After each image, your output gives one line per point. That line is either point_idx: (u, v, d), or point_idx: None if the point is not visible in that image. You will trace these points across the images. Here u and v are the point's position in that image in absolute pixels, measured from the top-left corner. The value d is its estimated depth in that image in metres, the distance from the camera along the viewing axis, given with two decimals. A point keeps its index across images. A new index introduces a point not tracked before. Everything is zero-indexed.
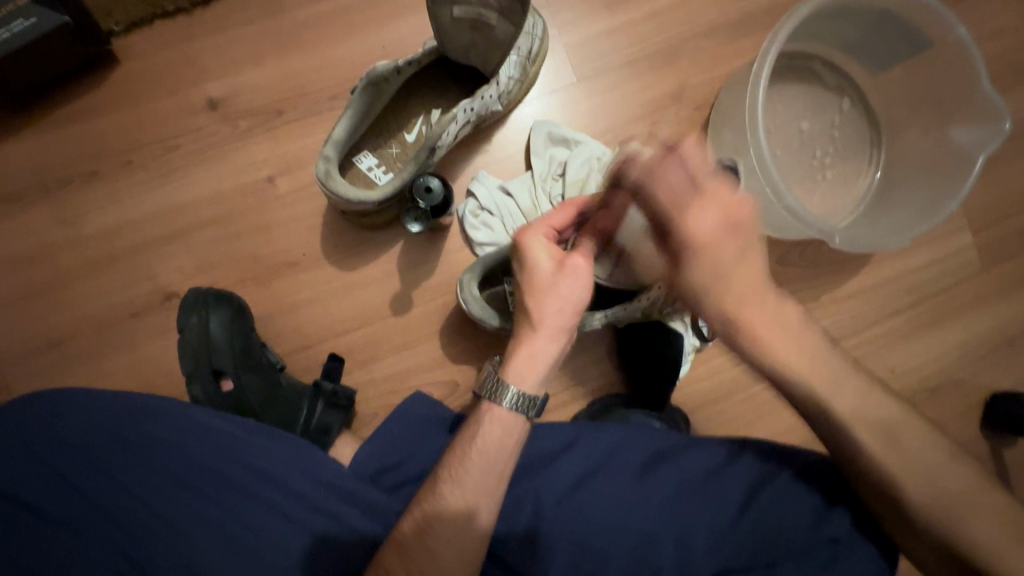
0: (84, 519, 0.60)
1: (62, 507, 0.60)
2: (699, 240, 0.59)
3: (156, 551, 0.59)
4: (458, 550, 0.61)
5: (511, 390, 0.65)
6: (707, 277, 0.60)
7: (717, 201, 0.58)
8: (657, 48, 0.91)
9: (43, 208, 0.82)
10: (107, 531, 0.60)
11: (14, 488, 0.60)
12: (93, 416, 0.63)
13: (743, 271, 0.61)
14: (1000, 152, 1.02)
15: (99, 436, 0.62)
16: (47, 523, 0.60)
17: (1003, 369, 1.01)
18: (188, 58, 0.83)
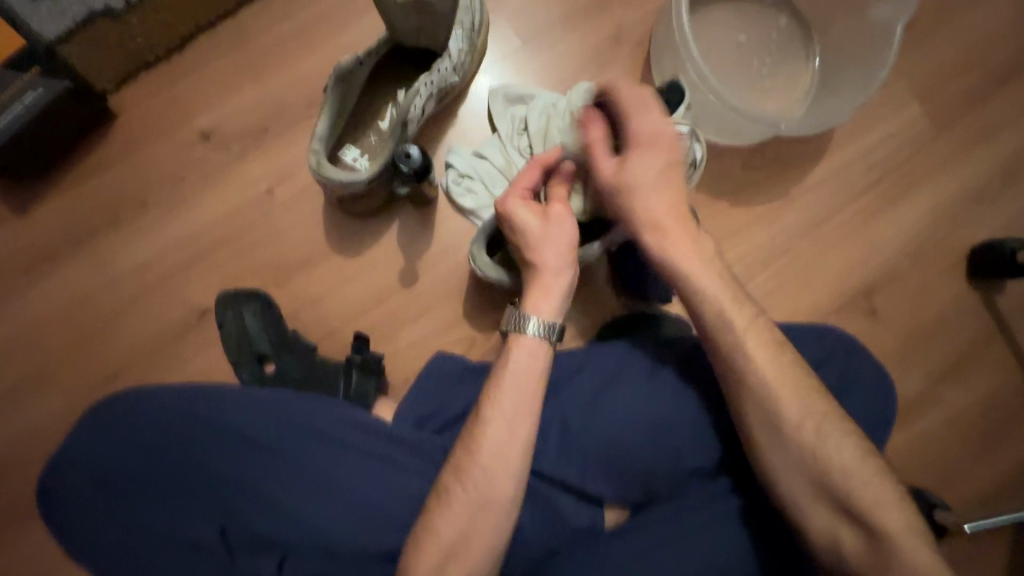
0: (178, 484, 0.69)
1: (157, 478, 0.70)
2: (639, 135, 0.72)
3: (244, 501, 0.69)
4: (504, 464, 0.66)
5: (533, 319, 0.71)
6: (645, 169, 0.71)
7: (655, 121, 0.72)
8: (589, 2, 0.99)
9: (79, 256, 0.91)
10: (200, 491, 0.69)
11: (117, 467, 0.70)
12: (165, 399, 0.72)
13: (657, 173, 0.72)
14: (929, 23, 1.08)
15: (173, 415, 0.71)
16: (149, 491, 0.69)
17: (977, 223, 1.07)
18: (176, 100, 0.92)
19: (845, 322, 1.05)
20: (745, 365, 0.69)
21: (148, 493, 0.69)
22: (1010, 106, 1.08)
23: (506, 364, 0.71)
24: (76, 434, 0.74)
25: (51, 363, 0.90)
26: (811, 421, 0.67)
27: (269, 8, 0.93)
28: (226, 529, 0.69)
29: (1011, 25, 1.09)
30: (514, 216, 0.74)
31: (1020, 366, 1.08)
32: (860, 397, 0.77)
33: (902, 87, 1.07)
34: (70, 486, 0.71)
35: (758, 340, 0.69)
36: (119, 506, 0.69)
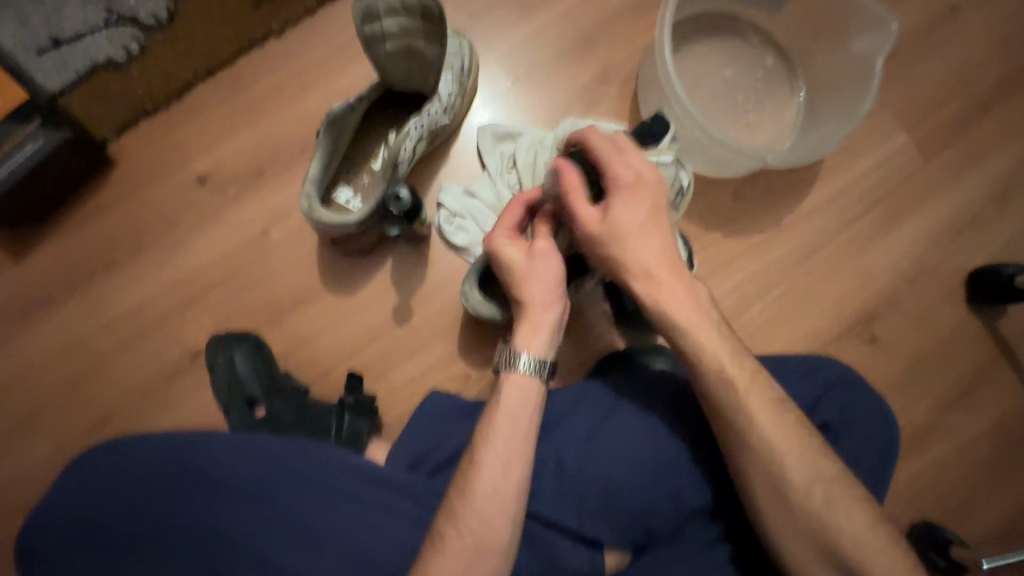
0: (161, 535, 0.67)
1: (139, 530, 0.67)
2: (625, 181, 0.69)
3: (229, 552, 0.67)
4: (499, 506, 0.64)
5: (524, 357, 0.70)
6: (632, 216, 0.68)
7: (635, 166, 0.69)
8: (576, 42, 1.01)
9: (73, 300, 0.91)
10: (184, 542, 0.67)
11: (99, 518, 0.68)
12: (153, 447, 0.71)
13: (645, 218, 0.69)
14: (913, 53, 1.10)
15: (160, 464, 0.69)
16: (130, 544, 0.67)
17: (973, 248, 1.07)
18: (173, 146, 0.94)
19: (846, 351, 1.04)
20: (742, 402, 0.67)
21: (128, 546, 0.67)
22: (997, 133, 1.10)
23: (497, 403, 0.70)
24: (58, 484, 0.72)
25: (44, 408, 0.89)
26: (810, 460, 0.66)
27: (263, 55, 0.95)
28: None
29: (992, 53, 1.11)
30: (500, 253, 0.74)
31: None
32: (862, 431, 0.75)
33: (889, 116, 1.08)
34: (48, 538, 0.69)
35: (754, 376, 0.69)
36: (97, 559, 0.67)
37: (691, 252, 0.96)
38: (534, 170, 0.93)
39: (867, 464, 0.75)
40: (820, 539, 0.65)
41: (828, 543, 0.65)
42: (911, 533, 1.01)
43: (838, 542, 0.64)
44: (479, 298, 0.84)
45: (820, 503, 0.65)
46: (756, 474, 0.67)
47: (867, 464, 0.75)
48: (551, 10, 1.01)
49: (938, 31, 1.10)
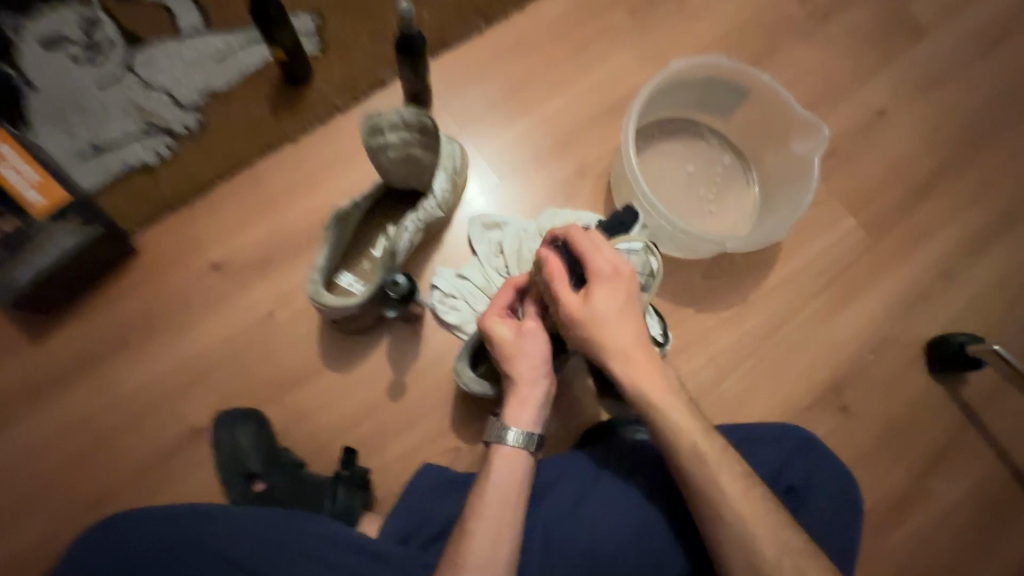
0: None
1: None
2: (601, 272, 0.75)
3: None
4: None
5: (513, 429, 0.76)
6: (607, 303, 0.75)
7: (610, 258, 0.76)
8: (555, 143, 1.16)
9: (84, 381, 0.97)
10: None
11: None
12: (160, 518, 0.73)
13: (620, 306, 0.75)
14: (853, 148, 1.24)
15: (166, 536, 0.72)
16: None
17: (926, 320, 1.16)
18: (191, 236, 1.03)
19: (818, 419, 1.09)
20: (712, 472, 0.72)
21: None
22: (934, 216, 1.22)
23: (488, 474, 0.74)
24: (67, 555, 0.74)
25: (48, 486, 0.92)
26: (776, 533, 0.69)
27: (278, 157, 1.07)
28: None
29: (922, 146, 1.26)
30: (491, 332, 0.81)
31: (998, 456, 1.11)
32: (824, 497, 0.80)
33: (836, 203, 1.21)
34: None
35: (724, 446, 0.74)
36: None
37: (665, 326, 1.04)
38: (519, 255, 1.03)
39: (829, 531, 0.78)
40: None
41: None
42: None
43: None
44: (473, 376, 0.90)
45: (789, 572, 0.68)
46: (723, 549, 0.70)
47: (829, 531, 0.79)
48: (532, 117, 1.16)
49: (872, 129, 1.26)
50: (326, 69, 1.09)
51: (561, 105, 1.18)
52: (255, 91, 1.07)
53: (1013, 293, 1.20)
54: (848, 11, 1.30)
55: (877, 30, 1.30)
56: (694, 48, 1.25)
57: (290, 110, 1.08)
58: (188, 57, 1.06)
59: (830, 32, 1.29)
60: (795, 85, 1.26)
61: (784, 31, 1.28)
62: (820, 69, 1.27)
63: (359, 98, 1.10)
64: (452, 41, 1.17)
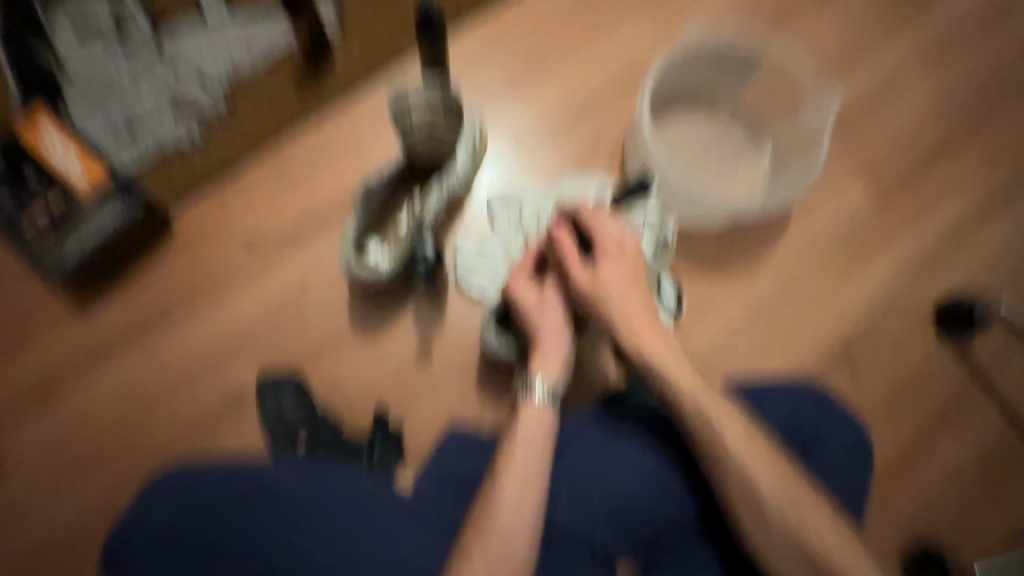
0: (222, 543, 0.74)
1: (203, 539, 0.75)
2: (605, 244, 0.86)
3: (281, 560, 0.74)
4: (519, 523, 0.72)
5: (538, 384, 0.81)
6: (613, 272, 0.85)
7: (613, 232, 0.87)
8: (570, 118, 1.19)
9: (130, 350, 1.02)
10: (241, 551, 0.74)
11: (170, 527, 0.76)
12: (222, 469, 0.79)
13: (624, 273, 0.86)
14: (864, 118, 1.26)
15: (227, 484, 0.78)
16: (193, 550, 0.74)
17: (936, 285, 1.19)
18: (223, 213, 1.07)
19: (828, 380, 1.13)
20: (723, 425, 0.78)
21: (196, 558, 0.74)
22: (944, 183, 1.24)
23: (514, 431, 0.79)
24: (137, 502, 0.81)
25: (103, 449, 0.99)
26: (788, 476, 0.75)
27: (303, 136, 1.11)
28: None
29: (933, 114, 1.27)
30: (517, 295, 0.88)
31: (1004, 415, 1.14)
32: (833, 449, 0.84)
33: (846, 171, 1.23)
34: (126, 552, 0.77)
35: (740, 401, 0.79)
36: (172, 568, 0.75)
37: (679, 292, 1.10)
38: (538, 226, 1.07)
39: (838, 480, 0.83)
40: (794, 546, 0.74)
41: (802, 550, 0.74)
42: (906, 553, 1.07)
43: (809, 548, 0.74)
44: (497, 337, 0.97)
45: (790, 515, 0.75)
46: (732, 499, 0.76)
47: (837, 480, 0.84)
48: (548, 93, 1.19)
49: (882, 98, 1.27)
50: (348, 50, 1.13)
51: (576, 81, 1.20)
52: (281, 73, 1.11)
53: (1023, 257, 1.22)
54: None
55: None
56: (706, 22, 1.26)
57: (315, 91, 1.11)
58: (214, 37, 1.09)
59: (841, 3, 1.31)
60: (807, 56, 1.28)
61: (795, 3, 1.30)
62: (831, 39, 1.29)
63: (381, 78, 1.13)
64: (469, 20, 1.20)
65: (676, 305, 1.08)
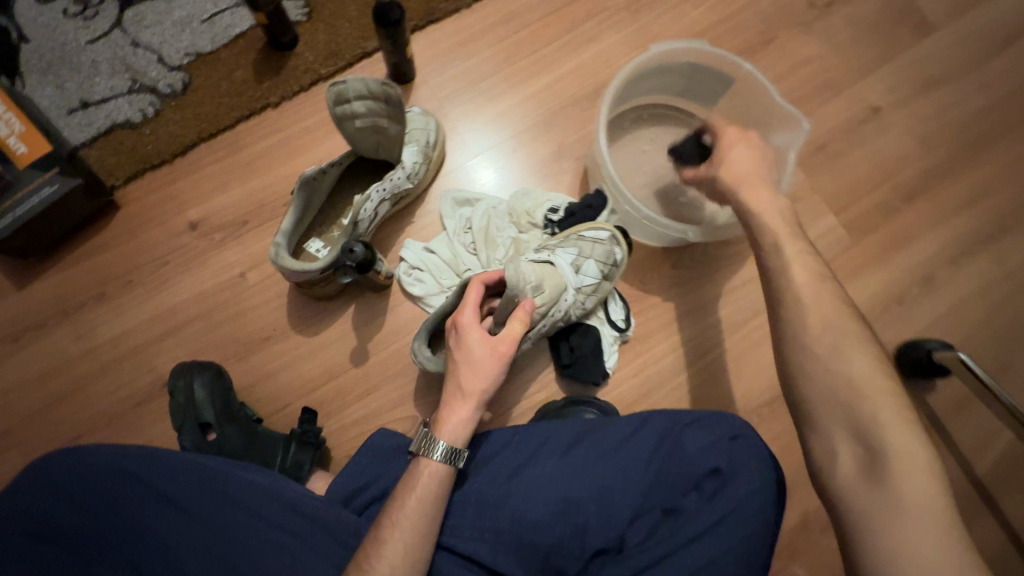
0: (95, 533, 0.70)
1: (76, 526, 0.71)
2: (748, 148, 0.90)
3: (150, 558, 0.69)
4: (403, 548, 0.70)
5: (440, 444, 0.76)
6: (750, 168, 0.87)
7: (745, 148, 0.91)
8: (537, 122, 1.16)
9: (62, 327, 1.01)
10: (112, 542, 0.70)
11: (43, 512, 0.71)
12: (106, 454, 0.76)
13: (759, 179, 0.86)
14: (841, 145, 1.22)
15: (108, 471, 0.74)
16: (64, 539, 0.70)
17: (899, 323, 1.15)
18: (171, 194, 1.06)
19: (778, 415, 1.09)
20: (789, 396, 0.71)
21: (65, 545, 0.70)
22: (920, 219, 1.20)
23: (412, 483, 0.75)
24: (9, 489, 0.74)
25: (24, 424, 0.98)
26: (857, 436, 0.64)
27: (259, 121, 1.09)
28: None
29: (914, 147, 1.23)
30: (456, 333, 0.83)
31: (961, 465, 1.10)
32: (743, 488, 0.74)
33: (818, 200, 1.19)
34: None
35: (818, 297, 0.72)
36: (38, 558, 0.68)
37: (628, 312, 1.09)
38: (487, 232, 1.04)
39: (745, 526, 0.72)
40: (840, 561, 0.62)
41: None
42: None
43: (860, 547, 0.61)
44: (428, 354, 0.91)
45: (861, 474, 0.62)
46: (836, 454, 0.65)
47: (746, 523, 0.72)
48: (515, 95, 1.16)
49: (863, 127, 1.23)
50: (312, 37, 1.10)
51: (546, 84, 1.17)
52: (240, 55, 1.09)
53: (996, 301, 1.17)
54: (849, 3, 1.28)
55: (877, 25, 1.28)
56: (686, 33, 1.23)
57: (274, 75, 1.09)
58: (175, 16, 1.08)
59: (829, 24, 1.27)
60: (789, 75, 1.24)
61: (781, 20, 1.26)
62: (816, 61, 1.25)
63: (341, 67, 1.10)
64: (440, 14, 1.17)
65: (625, 323, 1.07)
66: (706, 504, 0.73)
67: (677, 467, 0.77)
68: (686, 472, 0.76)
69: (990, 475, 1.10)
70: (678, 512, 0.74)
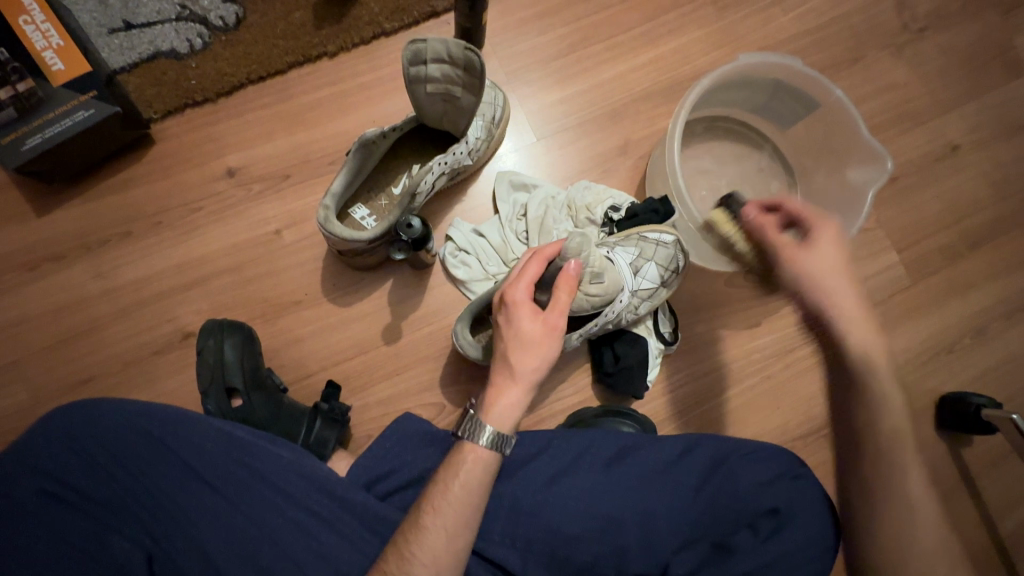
0: (117, 501, 0.66)
1: (97, 491, 0.66)
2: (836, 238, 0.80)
3: (176, 534, 0.65)
4: (448, 538, 0.65)
5: (490, 429, 0.69)
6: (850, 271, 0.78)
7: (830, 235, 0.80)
8: (604, 112, 1.09)
9: (81, 262, 0.95)
10: (137, 513, 0.66)
11: (61, 472, 0.66)
12: (125, 414, 0.70)
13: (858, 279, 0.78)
14: (915, 179, 1.16)
15: (130, 434, 0.68)
16: (84, 505, 0.66)
17: (946, 373, 1.11)
18: (211, 136, 0.99)
19: (812, 450, 1.06)
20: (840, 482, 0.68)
21: (86, 512, 0.65)
22: (983, 267, 1.15)
23: (456, 469, 0.69)
24: (15, 439, 0.69)
25: (33, 358, 0.93)
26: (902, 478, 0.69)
27: (313, 70, 1.01)
28: (155, 561, 0.65)
29: (988, 191, 1.17)
30: (512, 306, 0.74)
31: (986, 523, 1.07)
32: (801, 534, 0.71)
33: (881, 234, 1.14)
34: None
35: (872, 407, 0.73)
36: (52, 521, 0.64)
37: (675, 325, 1.05)
38: (542, 223, 0.98)
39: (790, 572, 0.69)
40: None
41: None
42: None
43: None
44: (470, 338, 0.84)
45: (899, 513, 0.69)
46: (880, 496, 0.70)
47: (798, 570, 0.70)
48: (585, 80, 1.09)
49: (939, 163, 1.17)
50: None
51: (619, 73, 1.10)
52: None
53: None
54: (944, 30, 1.21)
55: (970, 57, 1.21)
56: (771, 39, 1.16)
57: (335, 22, 1.01)
58: None
59: (920, 50, 1.20)
60: (872, 99, 1.17)
61: (871, 39, 1.19)
62: (901, 87, 1.18)
63: (408, 24, 1.02)
64: None
65: (670, 336, 1.02)
66: (761, 546, 0.71)
67: (727, 499, 0.75)
68: (736, 506, 0.74)
69: (1015, 538, 1.07)
70: (727, 549, 0.72)
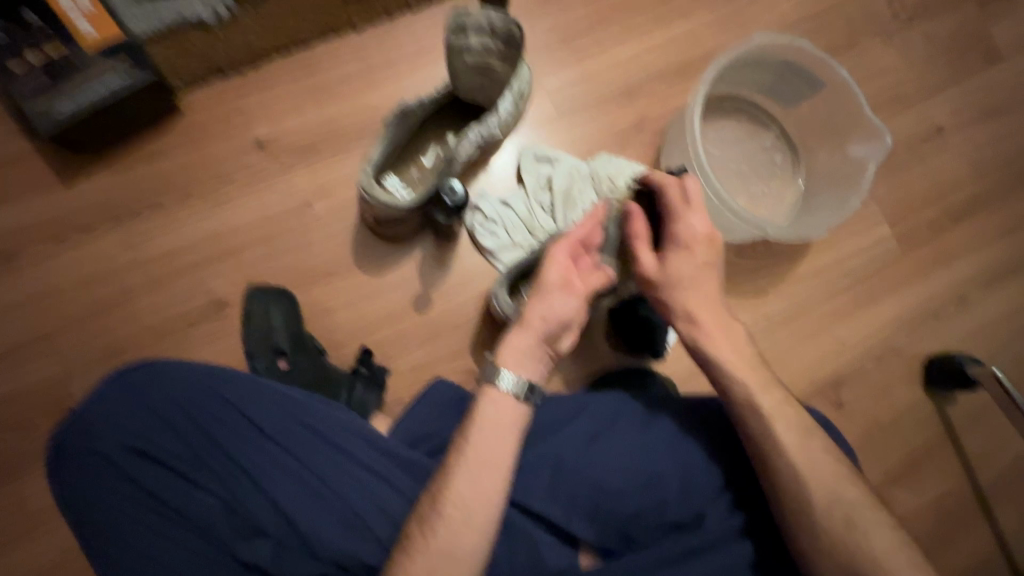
0: (188, 456, 0.70)
1: (168, 447, 0.70)
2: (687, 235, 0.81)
3: (245, 486, 0.69)
4: (474, 485, 0.66)
5: (504, 374, 0.72)
6: (685, 270, 0.81)
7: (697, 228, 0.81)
8: (621, 91, 1.13)
9: (110, 233, 0.95)
10: (207, 466, 0.69)
11: (133, 430, 0.70)
12: (189, 375, 0.73)
13: (706, 278, 0.81)
14: (904, 158, 1.25)
15: (195, 393, 0.72)
16: (158, 460, 0.69)
17: (933, 338, 1.20)
18: (239, 108, 0.99)
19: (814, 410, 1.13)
20: (790, 443, 0.74)
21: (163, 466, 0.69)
22: (964, 240, 1.24)
23: (476, 416, 0.71)
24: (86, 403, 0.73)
25: (63, 329, 0.92)
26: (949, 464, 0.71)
27: (339, 44, 1.02)
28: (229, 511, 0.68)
29: (968, 171, 1.27)
30: (549, 257, 0.78)
31: (969, 476, 1.17)
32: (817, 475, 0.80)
33: (874, 210, 1.22)
34: (82, 454, 0.70)
35: (765, 434, 0.75)
36: (133, 474, 0.68)
37: None
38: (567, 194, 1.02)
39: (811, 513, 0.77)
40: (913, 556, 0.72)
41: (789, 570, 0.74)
42: None
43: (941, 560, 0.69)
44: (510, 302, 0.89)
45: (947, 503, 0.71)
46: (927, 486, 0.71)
47: None
48: (603, 60, 1.13)
49: (925, 144, 1.26)
50: None
51: (634, 54, 1.14)
52: None
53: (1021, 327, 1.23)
54: (931, 18, 1.29)
55: (953, 45, 1.29)
56: (775, 23, 1.22)
57: None
58: None
59: (908, 37, 1.28)
60: (865, 83, 1.25)
61: (865, 26, 1.27)
62: (891, 73, 1.26)
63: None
64: None
65: None
66: None
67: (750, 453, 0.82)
68: None
69: (995, 486, 1.17)
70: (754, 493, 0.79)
